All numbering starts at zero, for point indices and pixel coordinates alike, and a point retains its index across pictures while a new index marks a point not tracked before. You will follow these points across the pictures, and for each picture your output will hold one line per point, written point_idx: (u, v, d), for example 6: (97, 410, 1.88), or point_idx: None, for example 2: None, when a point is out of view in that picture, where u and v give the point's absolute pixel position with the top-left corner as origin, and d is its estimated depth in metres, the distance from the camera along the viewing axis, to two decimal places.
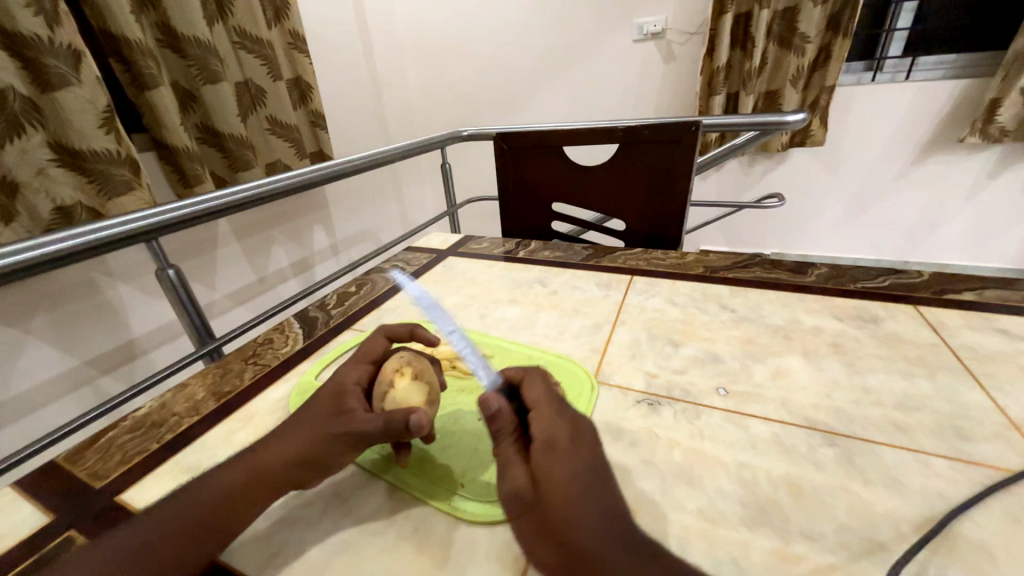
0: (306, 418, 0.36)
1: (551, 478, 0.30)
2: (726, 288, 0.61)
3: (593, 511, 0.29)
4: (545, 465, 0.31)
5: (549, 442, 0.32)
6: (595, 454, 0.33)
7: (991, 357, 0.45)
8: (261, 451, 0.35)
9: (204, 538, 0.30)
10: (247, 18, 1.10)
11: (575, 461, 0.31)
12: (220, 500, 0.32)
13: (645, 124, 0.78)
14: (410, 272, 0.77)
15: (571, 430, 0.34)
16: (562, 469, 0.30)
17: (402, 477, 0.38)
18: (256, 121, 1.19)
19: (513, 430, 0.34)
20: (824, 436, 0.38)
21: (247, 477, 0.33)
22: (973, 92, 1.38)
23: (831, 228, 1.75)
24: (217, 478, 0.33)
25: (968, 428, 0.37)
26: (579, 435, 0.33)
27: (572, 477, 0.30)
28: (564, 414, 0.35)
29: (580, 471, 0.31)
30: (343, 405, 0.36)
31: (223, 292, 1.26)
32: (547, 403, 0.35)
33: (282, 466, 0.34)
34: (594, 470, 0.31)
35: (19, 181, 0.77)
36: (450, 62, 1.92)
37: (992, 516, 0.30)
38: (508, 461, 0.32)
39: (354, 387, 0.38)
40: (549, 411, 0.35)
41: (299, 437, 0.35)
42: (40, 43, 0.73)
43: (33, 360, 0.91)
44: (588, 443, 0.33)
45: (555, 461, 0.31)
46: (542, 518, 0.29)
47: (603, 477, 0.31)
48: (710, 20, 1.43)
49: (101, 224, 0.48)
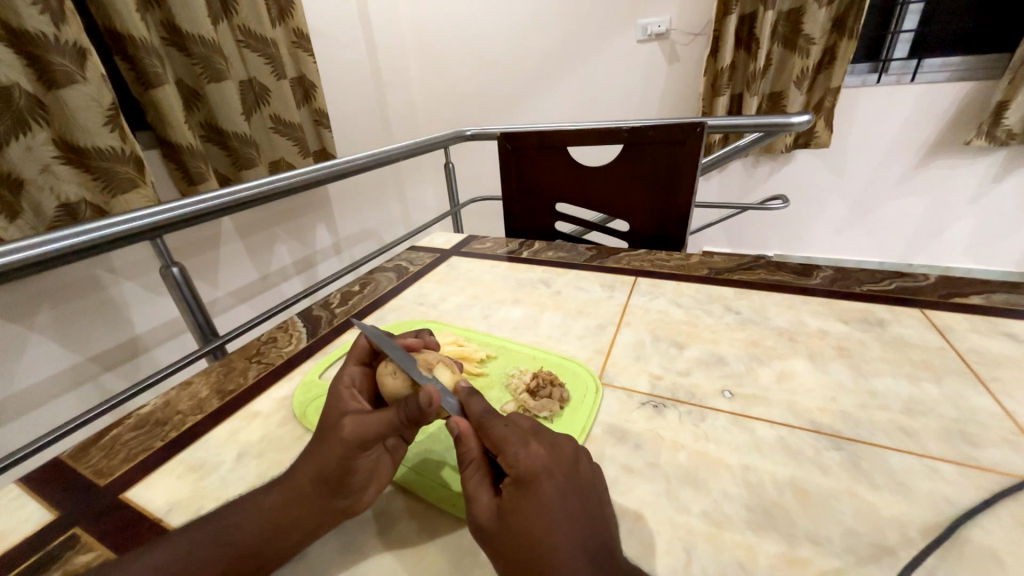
0: (321, 431, 0.35)
1: (519, 515, 0.27)
2: (731, 290, 0.61)
3: (571, 547, 0.26)
4: (514, 500, 0.28)
5: (523, 470, 0.29)
6: (580, 480, 0.30)
7: (998, 361, 0.44)
8: (293, 472, 0.34)
9: (243, 565, 0.30)
10: (252, 15, 1.10)
11: (551, 494, 0.28)
12: (258, 524, 0.31)
13: (650, 125, 0.78)
14: (413, 272, 0.76)
15: (553, 454, 0.30)
16: (533, 505, 0.28)
17: (437, 496, 0.36)
18: (260, 120, 1.19)
19: (479, 458, 0.31)
20: (830, 440, 0.37)
21: (282, 500, 0.32)
22: (979, 94, 1.38)
23: (834, 230, 1.74)
24: (251, 502, 0.33)
25: (975, 433, 0.37)
26: (561, 460, 0.30)
27: (545, 513, 0.27)
28: (545, 437, 0.32)
29: (555, 505, 0.28)
30: (344, 407, 0.35)
31: (227, 290, 1.26)
32: (523, 427, 0.32)
33: (313, 489, 0.33)
34: (579, 500, 0.29)
35: (23, 179, 0.77)
36: (455, 62, 1.92)
37: (1000, 522, 0.30)
38: (474, 494, 0.30)
39: (349, 390, 0.37)
40: (526, 435, 0.31)
41: (321, 454, 0.33)
42: (46, 41, 0.73)
43: (37, 356, 0.91)
44: (571, 470, 0.30)
45: (526, 494, 0.28)
46: (510, 558, 0.27)
47: (590, 504, 0.29)
48: (715, 21, 1.42)
49: (104, 222, 0.48)
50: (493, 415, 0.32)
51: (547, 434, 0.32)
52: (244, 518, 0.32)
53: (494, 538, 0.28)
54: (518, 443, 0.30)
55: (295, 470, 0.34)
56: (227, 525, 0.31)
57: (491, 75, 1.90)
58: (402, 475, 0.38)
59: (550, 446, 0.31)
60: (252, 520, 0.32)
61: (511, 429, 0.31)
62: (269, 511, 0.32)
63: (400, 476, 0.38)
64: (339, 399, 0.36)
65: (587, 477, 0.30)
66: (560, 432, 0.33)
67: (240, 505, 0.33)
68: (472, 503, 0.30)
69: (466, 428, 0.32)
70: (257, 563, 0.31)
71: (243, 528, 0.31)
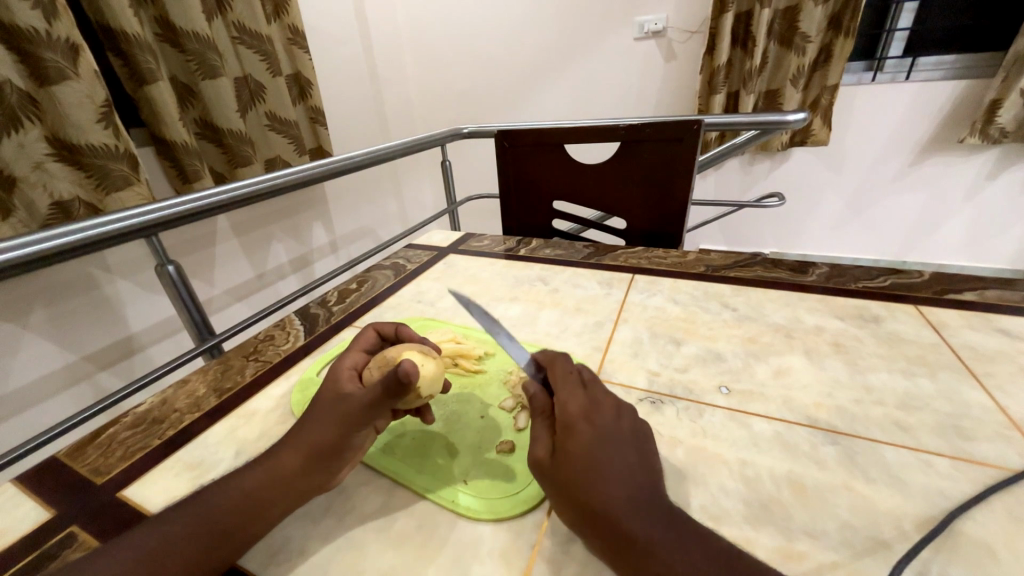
0: (316, 407, 0.36)
1: (568, 453, 0.30)
2: (727, 288, 0.61)
3: (613, 480, 0.29)
4: (564, 443, 0.31)
5: (568, 415, 0.32)
6: (622, 428, 0.32)
7: (991, 356, 0.45)
8: (281, 452, 0.34)
9: (224, 543, 0.30)
10: (246, 11, 1.09)
11: (592, 435, 0.31)
12: (242, 502, 0.32)
13: (647, 122, 0.78)
14: (411, 269, 0.76)
15: (596, 406, 0.33)
16: (578, 443, 0.30)
17: (418, 479, 0.37)
18: (256, 116, 1.18)
19: (541, 409, 0.34)
20: (826, 435, 0.38)
21: (267, 481, 0.33)
22: (972, 93, 1.39)
23: (830, 227, 1.75)
24: (236, 478, 0.33)
25: (969, 428, 0.38)
26: (605, 411, 0.33)
27: (590, 450, 0.30)
28: (593, 389, 0.35)
29: (598, 444, 0.30)
30: (341, 388, 0.36)
31: (222, 288, 1.25)
32: (575, 378, 0.36)
33: (307, 468, 0.33)
34: (619, 444, 0.31)
35: (16, 176, 0.76)
36: (451, 60, 1.92)
37: (993, 514, 0.31)
38: (534, 434, 0.33)
39: (349, 370, 0.39)
40: (576, 387, 0.35)
41: (324, 427, 0.35)
42: (37, 36, 0.72)
43: (31, 356, 0.90)
44: (614, 420, 0.33)
45: (571, 436, 0.31)
46: (565, 491, 0.29)
47: (633, 450, 0.31)
48: (711, 19, 1.42)
49: (95, 221, 0.47)
50: (555, 368, 0.37)
51: (595, 390, 0.35)
52: (226, 503, 0.31)
53: (549, 474, 0.31)
54: (569, 395, 0.34)
55: (286, 448, 0.34)
56: (207, 511, 0.31)
57: (488, 73, 1.90)
58: (391, 466, 0.39)
59: (595, 398, 0.34)
60: (236, 501, 0.32)
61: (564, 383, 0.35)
62: (253, 492, 0.32)
63: (388, 466, 0.39)
64: (336, 380, 0.37)
65: (631, 428, 0.33)
66: (606, 391, 0.35)
67: (219, 490, 0.32)
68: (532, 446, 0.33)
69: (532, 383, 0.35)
70: (234, 547, 0.30)
71: (229, 507, 0.31)
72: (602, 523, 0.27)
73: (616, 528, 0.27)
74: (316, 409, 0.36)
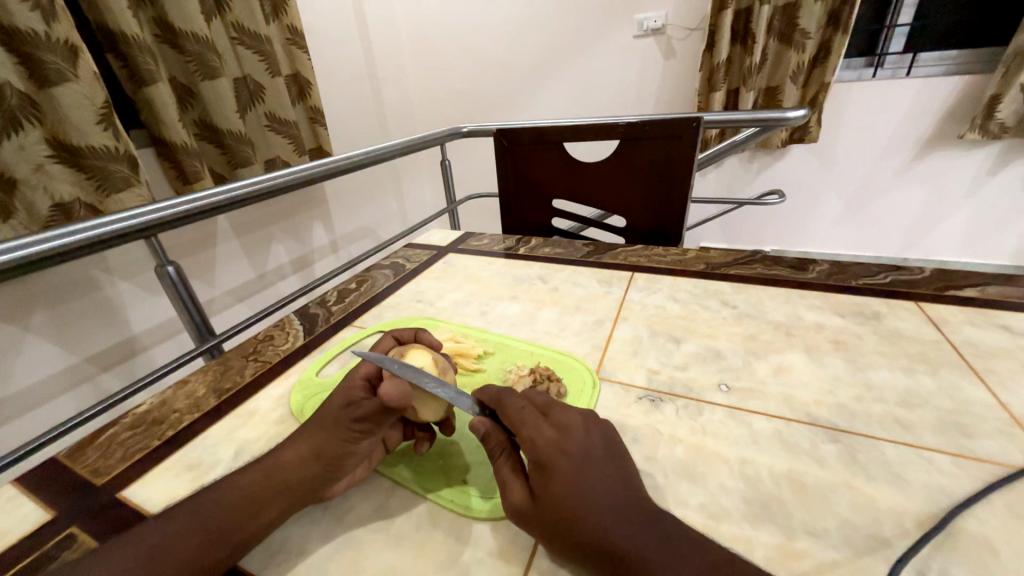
0: (323, 413, 0.37)
1: (549, 493, 0.29)
2: (727, 285, 0.61)
3: (598, 509, 0.28)
4: (540, 480, 0.30)
5: (538, 451, 0.31)
6: (595, 450, 0.32)
7: (993, 353, 0.45)
8: (280, 454, 0.35)
9: (218, 545, 0.30)
10: (245, 12, 1.09)
11: (568, 469, 0.30)
12: (239, 503, 0.32)
13: (645, 120, 0.78)
14: (410, 269, 0.76)
15: (563, 433, 0.33)
16: (556, 481, 0.30)
17: (417, 479, 0.37)
18: (255, 117, 1.19)
19: (506, 448, 0.34)
20: (826, 433, 0.38)
21: (264, 482, 0.33)
22: (973, 89, 1.38)
23: (831, 224, 1.75)
24: (234, 480, 0.33)
25: (970, 424, 0.37)
26: (574, 438, 0.32)
27: (570, 487, 0.29)
28: (554, 418, 0.34)
29: (577, 478, 0.30)
30: (353, 395, 0.36)
31: (223, 289, 1.26)
32: (532, 410, 0.35)
33: (304, 470, 0.34)
34: (597, 469, 0.30)
35: (16, 178, 0.76)
36: (450, 60, 1.92)
37: (994, 511, 0.31)
38: (506, 481, 0.32)
39: (363, 381, 0.37)
40: (537, 419, 0.34)
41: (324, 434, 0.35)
42: (37, 38, 0.72)
43: (32, 358, 0.90)
44: (585, 445, 0.32)
45: (547, 472, 0.30)
46: (553, 531, 0.28)
47: (610, 470, 0.31)
48: (710, 16, 1.42)
49: (95, 222, 0.47)
50: (505, 402, 0.36)
51: (557, 414, 0.35)
52: (224, 501, 0.32)
53: (530, 515, 0.30)
54: (532, 425, 0.33)
55: (287, 450, 0.35)
56: (206, 512, 0.31)
57: (487, 73, 1.89)
58: (388, 467, 0.39)
59: (560, 428, 0.33)
60: (233, 502, 0.32)
61: (524, 413, 0.34)
62: (251, 494, 0.32)
63: (385, 468, 0.39)
64: (351, 386, 0.37)
65: (604, 447, 0.32)
66: (570, 412, 0.35)
67: (218, 488, 0.33)
68: (505, 489, 0.32)
69: (490, 426, 0.34)
70: (229, 549, 0.30)
71: (227, 508, 0.31)
72: (601, 562, 0.27)
73: (615, 562, 0.26)
74: (317, 418, 0.37)
